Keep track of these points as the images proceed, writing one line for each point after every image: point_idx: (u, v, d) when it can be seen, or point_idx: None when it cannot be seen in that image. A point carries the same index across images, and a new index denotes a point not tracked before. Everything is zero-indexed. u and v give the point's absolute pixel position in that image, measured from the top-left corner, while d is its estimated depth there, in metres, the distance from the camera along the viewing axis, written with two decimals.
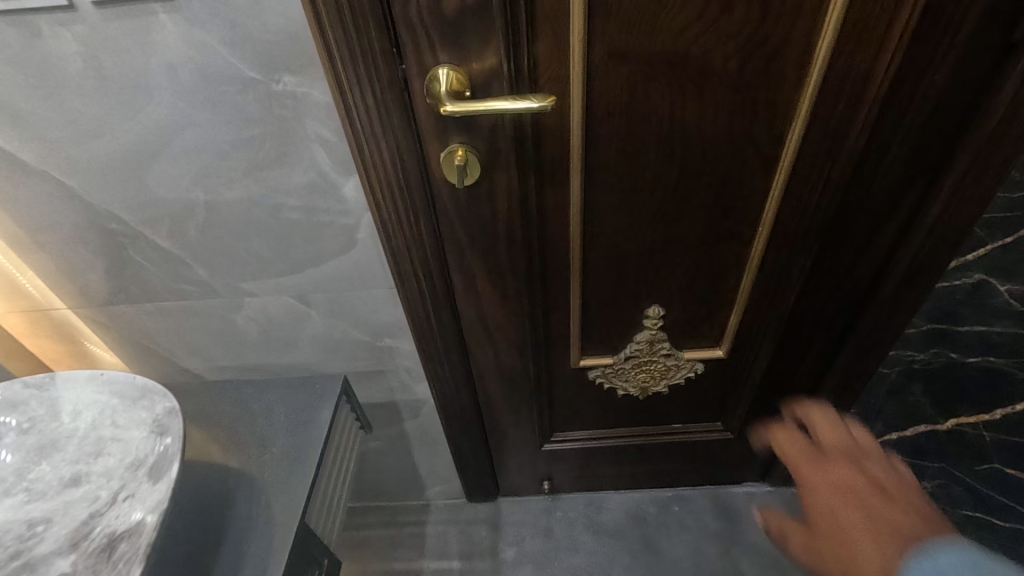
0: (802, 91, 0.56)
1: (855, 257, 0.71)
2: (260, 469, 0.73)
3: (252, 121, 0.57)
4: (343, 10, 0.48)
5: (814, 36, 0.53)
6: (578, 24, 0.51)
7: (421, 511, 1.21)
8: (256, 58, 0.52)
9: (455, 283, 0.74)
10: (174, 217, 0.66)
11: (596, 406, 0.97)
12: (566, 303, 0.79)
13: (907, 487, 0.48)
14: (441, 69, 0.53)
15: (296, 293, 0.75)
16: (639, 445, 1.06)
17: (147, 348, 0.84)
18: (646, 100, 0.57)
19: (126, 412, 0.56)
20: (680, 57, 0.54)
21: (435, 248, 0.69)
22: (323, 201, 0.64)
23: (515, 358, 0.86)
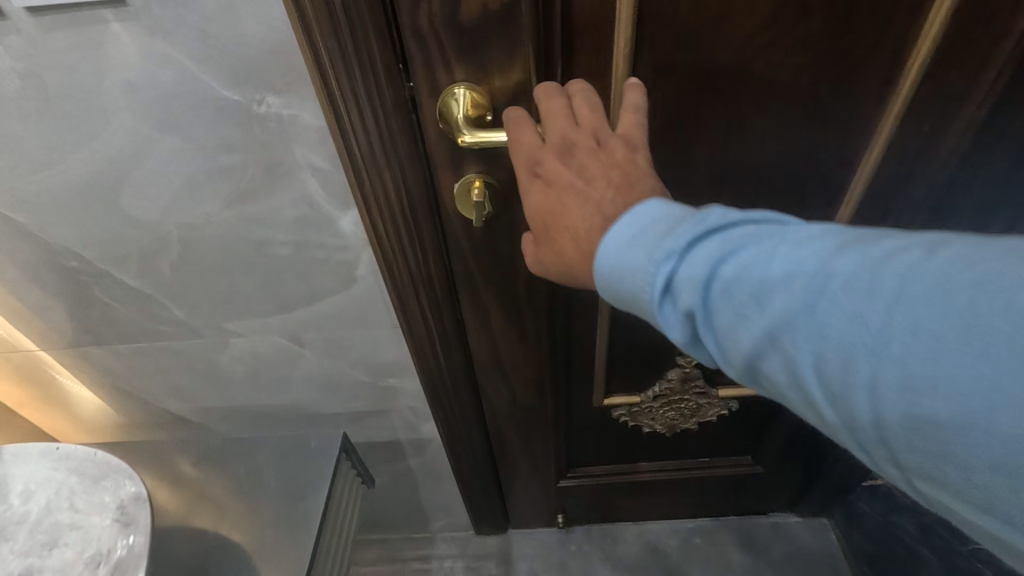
0: (884, 113, 0.47)
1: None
2: (251, 545, 0.66)
3: (230, 147, 0.48)
4: (338, 19, 0.39)
5: (907, 49, 0.44)
6: (623, 36, 0.42)
7: (426, 544, 1.13)
8: (233, 75, 0.43)
9: (468, 321, 0.66)
10: (143, 255, 0.57)
11: (617, 442, 0.91)
12: (592, 340, 0.71)
13: (614, 158, 0.36)
14: (458, 88, 0.45)
15: (287, 333, 0.67)
16: (661, 480, 0.99)
17: (122, 390, 0.75)
18: (697, 124, 0.48)
19: (87, 494, 0.48)
20: (741, 73, 0.45)
21: (447, 286, 0.61)
22: (316, 235, 0.56)
23: (531, 397, 0.79)
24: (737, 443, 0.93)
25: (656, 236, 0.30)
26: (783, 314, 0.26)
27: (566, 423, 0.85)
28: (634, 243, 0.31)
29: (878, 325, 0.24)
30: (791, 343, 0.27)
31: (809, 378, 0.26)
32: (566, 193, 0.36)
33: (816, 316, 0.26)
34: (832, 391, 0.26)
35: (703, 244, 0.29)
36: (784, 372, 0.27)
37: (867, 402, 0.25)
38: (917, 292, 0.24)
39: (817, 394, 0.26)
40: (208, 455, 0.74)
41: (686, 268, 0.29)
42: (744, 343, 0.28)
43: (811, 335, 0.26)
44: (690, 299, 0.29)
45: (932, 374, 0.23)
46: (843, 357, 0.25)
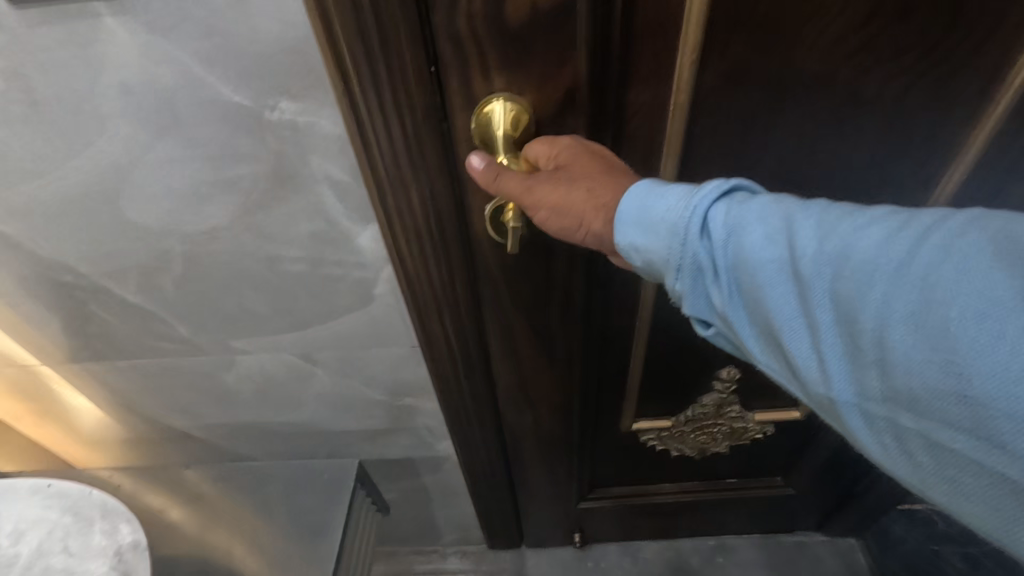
0: (978, 119, 0.45)
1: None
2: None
3: (240, 158, 0.43)
4: (366, 14, 0.34)
5: (1014, 51, 0.41)
6: (692, 38, 0.39)
7: (438, 559, 1.09)
8: (243, 77, 0.38)
9: (494, 348, 0.62)
10: (144, 270, 0.52)
11: (644, 464, 0.89)
12: (625, 364, 0.68)
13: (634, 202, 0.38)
14: (497, 105, 0.41)
15: (299, 352, 0.62)
16: (686, 502, 0.97)
17: (123, 406, 0.71)
18: (764, 133, 0.45)
19: (82, 537, 0.44)
20: (821, 78, 0.42)
21: (476, 308, 0.57)
22: (333, 252, 0.51)
23: (555, 419, 0.75)
24: (768, 465, 0.91)
25: (688, 186, 0.34)
26: (805, 242, 0.29)
27: (588, 444, 0.82)
28: (668, 188, 0.34)
29: (899, 250, 0.26)
30: (811, 269, 0.29)
31: (818, 298, 0.28)
32: (586, 180, 0.38)
33: (840, 244, 0.28)
34: (840, 311, 0.27)
35: (740, 193, 0.33)
36: (798, 300, 0.29)
37: (870, 315, 0.26)
38: (937, 227, 0.26)
39: (824, 315, 0.28)
40: (216, 476, 0.70)
41: (715, 208, 0.32)
42: (756, 271, 0.31)
43: (830, 259, 0.28)
44: (718, 228, 0.32)
45: (947, 290, 0.24)
46: (860, 279, 0.27)
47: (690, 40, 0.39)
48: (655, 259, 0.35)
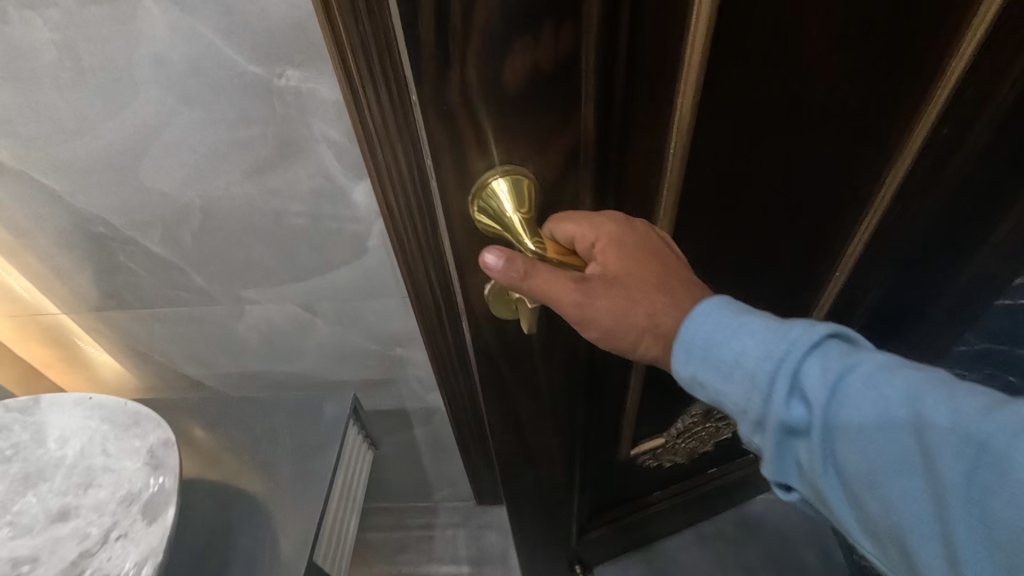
0: (922, 116, 0.57)
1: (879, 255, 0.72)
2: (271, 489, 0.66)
3: (251, 121, 0.51)
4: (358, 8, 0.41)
5: (946, 58, 0.53)
6: (692, 77, 0.45)
7: (429, 513, 1.18)
8: (256, 50, 0.46)
9: (502, 408, 0.66)
10: (166, 222, 0.60)
11: (641, 479, 0.97)
12: (624, 395, 0.77)
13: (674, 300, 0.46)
14: (510, 190, 0.44)
15: (302, 303, 0.70)
16: (678, 505, 1.06)
17: (142, 353, 0.79)
18: (754, 145, 0.53)
19: (117, 440, 0.52)
20: (801, 96, 0.50)
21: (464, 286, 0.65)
22: (331, 207, 0.59)
23: (558, 468, 0.79)
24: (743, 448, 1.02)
25: (777, 342, 0.37)
26: (931, 441, 0.33)
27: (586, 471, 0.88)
28: (764, 349, 0.37)
29: None
30: (942, 472, 0.32)
31: (950, 501, 0.32)
32: (640, 293, 0.45)
33: (972, 452, 0.31)
34: (977, 520, 0.31)
35: (849, 371, 0.35)
36: (928, 491, 0.33)
37: (1009, 524, 0.30)
38: None
39: (956, 520, 0.32)
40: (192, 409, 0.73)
41: (809, 368, 0.36)
42: (870, 457, 0.35)
43: (961, 463, 0.32)
44: (819, 404, 0.36)
45: None
46: (999, 494, 0.30)
47: (686, 84, 0.45)
48: (748, 412, 0.39)
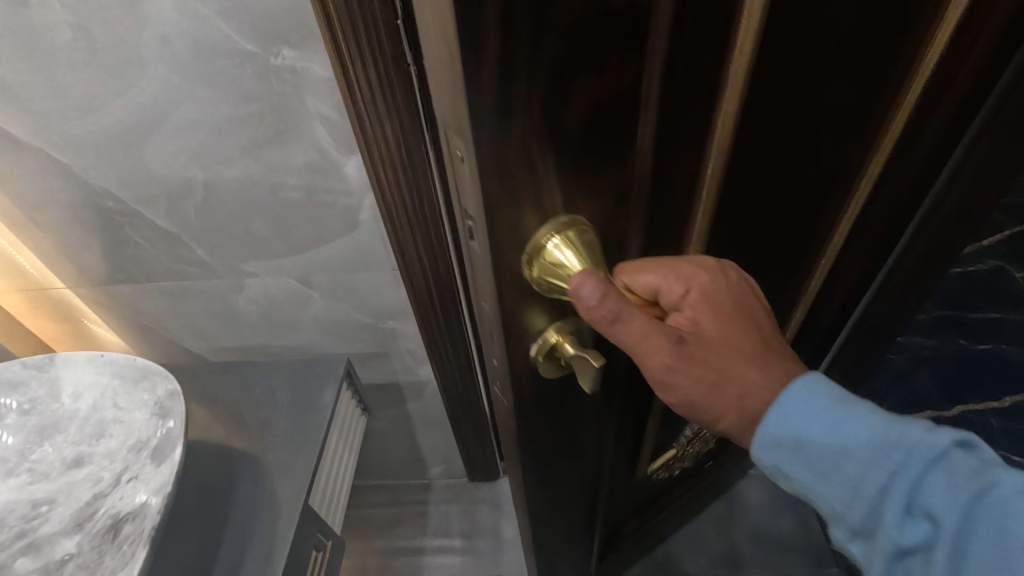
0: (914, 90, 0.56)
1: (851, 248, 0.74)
2: (264, 449, 0.62)
3: (250, 98, 0.55)
4: None
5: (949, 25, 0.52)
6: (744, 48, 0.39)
7: (424, 490, 1.22)
8: (254, 31, 0.50)
9: (529, 473, 0.55)
10: (171, 197, 0.64)
11: (650, 490, 0.96)
12: (639, 419, 0.73)
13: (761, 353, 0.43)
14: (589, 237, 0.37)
15: (298, 275, 0.74)
16: (677, 505, 1.07)
17: (147, 328, 0.83)
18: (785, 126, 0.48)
19: (127, 394, 0.56)
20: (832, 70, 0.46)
21: (450, 253, 0.70)
22: (326, 181, 0.63)
23: (583, 507, 0.73)
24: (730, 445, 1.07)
25: (899, 446, 0.36)
26: None
27: (606, 505, 0.84)
28: (885, 455, 0.36)
29: None
30: None
31: None
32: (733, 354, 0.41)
33: None
34: None
35: (974, 494, 0.34)
36: None
37: None
38: None
39: None
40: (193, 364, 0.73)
41: (931, 481, 0.35)
42: None
43: None
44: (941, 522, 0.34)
45: None
46: None
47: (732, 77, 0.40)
48: (850, 516, 0.38)
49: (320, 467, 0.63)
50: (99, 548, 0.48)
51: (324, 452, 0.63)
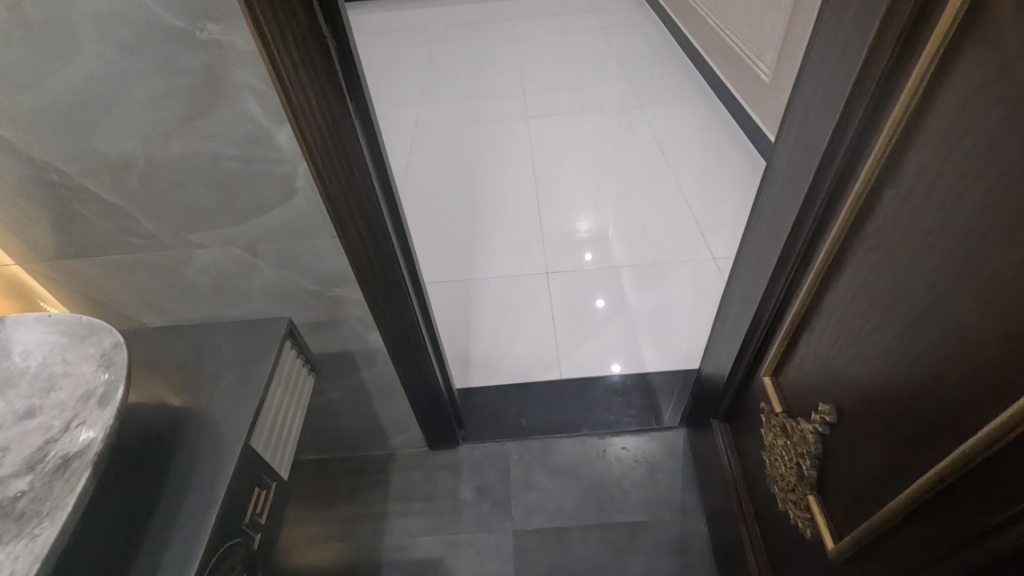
0: (906, 103, 0.48)
1: (791, 258, 0.70)
2: (208, 402, 0.66)
3: (182, 71, 0.60)
4: None
5: (940, 31, 0.43)
6: None
7: (386, 459, 1.29)
8: (180, 7, 0.55)
9: None
10: (114, 170, 0.68)
11: (764, 503, 0.87)
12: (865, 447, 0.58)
13: None
14: None
15: (244, 246, 0.79)
16: (732, 491, 0.98)
17: (100, 301, 0.86)
18: None
19: (75, 349, 0.60)
20: None
21: (384, 219, 0.78)
22: (260, 151, 0.67)
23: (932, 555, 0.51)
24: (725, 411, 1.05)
25: None
26: None
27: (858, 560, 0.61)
28: None
29: None
30: None
31: None
32: None
33: None
34: None
35: None
36: None
37: None
38: None
39: None
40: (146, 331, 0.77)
41: None
42: None
43: None
44: None
45: None
46: None
47: None
48: None
49: (265, 404, 0.68)
50: (50, 484, 0.52)
51: (267, 394, 0.69)
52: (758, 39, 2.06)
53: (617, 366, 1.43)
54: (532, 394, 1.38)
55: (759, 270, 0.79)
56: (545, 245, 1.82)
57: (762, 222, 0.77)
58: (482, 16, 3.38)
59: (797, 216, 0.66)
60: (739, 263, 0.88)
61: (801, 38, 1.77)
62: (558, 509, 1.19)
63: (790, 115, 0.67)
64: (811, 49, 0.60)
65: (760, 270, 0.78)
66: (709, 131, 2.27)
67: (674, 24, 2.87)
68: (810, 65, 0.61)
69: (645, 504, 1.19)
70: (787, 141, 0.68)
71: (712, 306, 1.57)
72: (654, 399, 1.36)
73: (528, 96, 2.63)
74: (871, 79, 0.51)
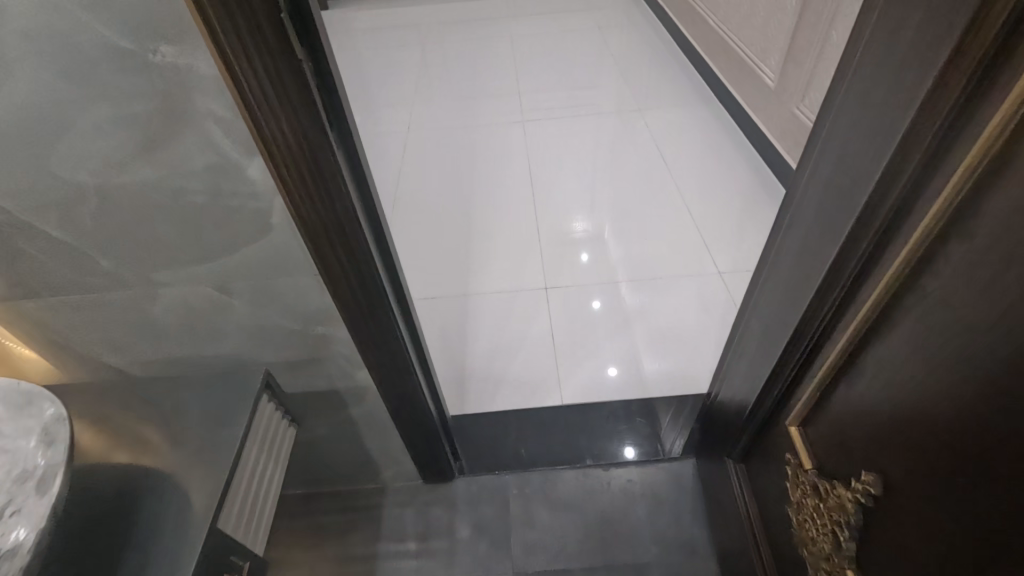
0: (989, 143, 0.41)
1: (824, 302, 0.63)
2: (182, 469, 0.66)
3: (134, 98, 0.51)
4: None
5: None
6: None
7: (377, 493, 1.21)
8: (127, 26, 0.46)
9: None
10: (63, 206, 0.60)
11: (787, 558, 0.80)
12: (924, 530, 0.51)
13: None
14: None
15: (215, 284, 0.71)
16: (749, 537, 0.92)
17: (58, 342, 0.78)
18: None
19: (13, 421, 0.52)
20: None
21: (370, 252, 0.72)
22: (229, 184, 0.59)
23: None
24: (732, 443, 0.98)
25: None
26: None
27: None
28: None
29: None
30: None
31: None
32: None
33: None
34: None
35: None
36: None
37: None
38: None
39: None
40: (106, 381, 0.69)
41: None
42: None
43: None
44: None
45: None
46: None
47: None
48: None
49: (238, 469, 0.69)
50: None
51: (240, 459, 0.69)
52: (762, 41, 1.99)
53: (614, 369, 1.41)
54: (532, 420, 1.31)
55: (784, 308, 0.72)
56: (544, 257, 1.75)
57: (787, 258, 0.70)
58: (476, 14, 3.29)
59: (837, 258, 0.59)
60: (758, 297, 0.81)
61: (809, 42, 1.70)
62: (560, 548, 1.13)
63: (826, 142, 0.59)
64: (853, 71, 0.53)
65: (786, 309, 0.71)
66: (712, 134, 2.21)
67: (673, 23, 2.79)
68: (850, 91, 0.54)
69: (651, 541, 1.13)
70: (819, 170, 0.61)
71: (716, 318, 1.52)
72: (655, 420, 1.29)
73: (524, 96, 2.55)
74: (942, 111, 0.44)
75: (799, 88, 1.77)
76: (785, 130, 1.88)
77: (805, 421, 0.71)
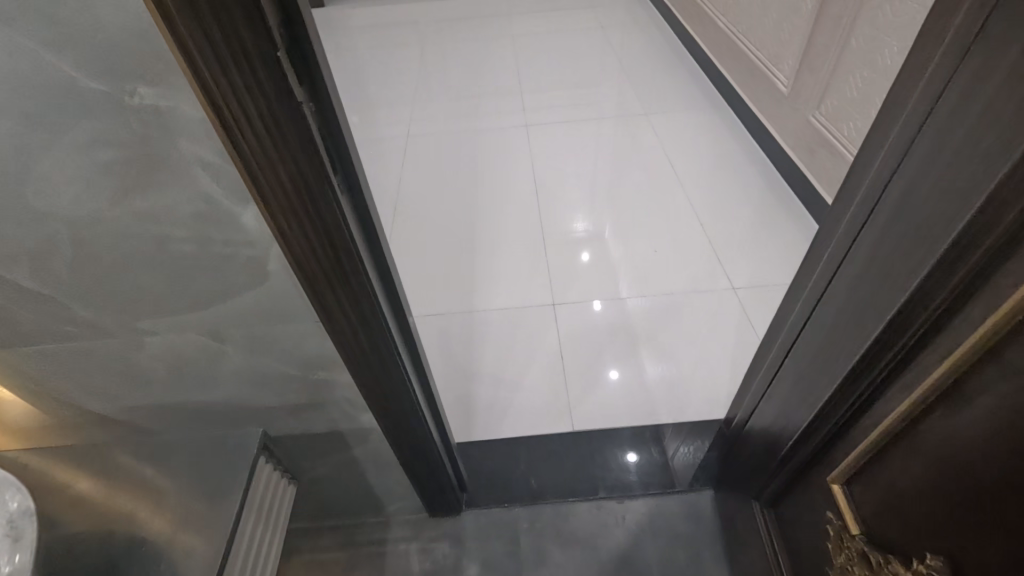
0: None
1: (880, 355, 0.58)
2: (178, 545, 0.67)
3: (110, 144, 0.45)
4: (208, 27, 0.38)
5: None
6: None
7: (381, 527, 1.16)
8: (98, 67, 0.40)
9: None
10: (34, 256, 0.54)
11: None
12: None
13: None
14: None
15: (206, 332, 0.65)
16: None
17: (35, 391, 0.71)
18: None
19: None
20: None
21: (376, 296, 0.66)
22: (219, 231, 0.53)
23: None
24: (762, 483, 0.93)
25: None
26: None
27: None
28: None
29: None
30: None
31: None
32: None
33: None
34: None
35: None
36: None
37: None
38: None
39: None
40: None
41: None
42: None
43: None
44: None
45: None
46: None
47: None
48: None
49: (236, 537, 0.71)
50: None
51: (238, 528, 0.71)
52: (775, 45, 1.93)
53: (615, 372, 1.39)
54: (543, 448, 1.26)
55: (825, 355, 0.67)
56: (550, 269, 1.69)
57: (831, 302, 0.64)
58: (475, 11, 3.21)
59: (900, 312, 0.53)
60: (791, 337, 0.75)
61: (826, 48, 1.64)
62: None
63: (884, 183, 0.53)
64: (925, 110, 0.47)
65: (828, 357, 0.66)
66: (717, 134, 2.17)
67: (680, 22, 2.72)
68: (922, 129, 0.48)
69: None
70: (874, 213, 0.55)
71: (726, 326, 1.48)
72: (665, 444, 1.24)
73: (527, 96, 2.49)
74: None
75: (814, 96, 1.71)
76: (800, 138, 1.82)
77: (851, 479, 0.66)
